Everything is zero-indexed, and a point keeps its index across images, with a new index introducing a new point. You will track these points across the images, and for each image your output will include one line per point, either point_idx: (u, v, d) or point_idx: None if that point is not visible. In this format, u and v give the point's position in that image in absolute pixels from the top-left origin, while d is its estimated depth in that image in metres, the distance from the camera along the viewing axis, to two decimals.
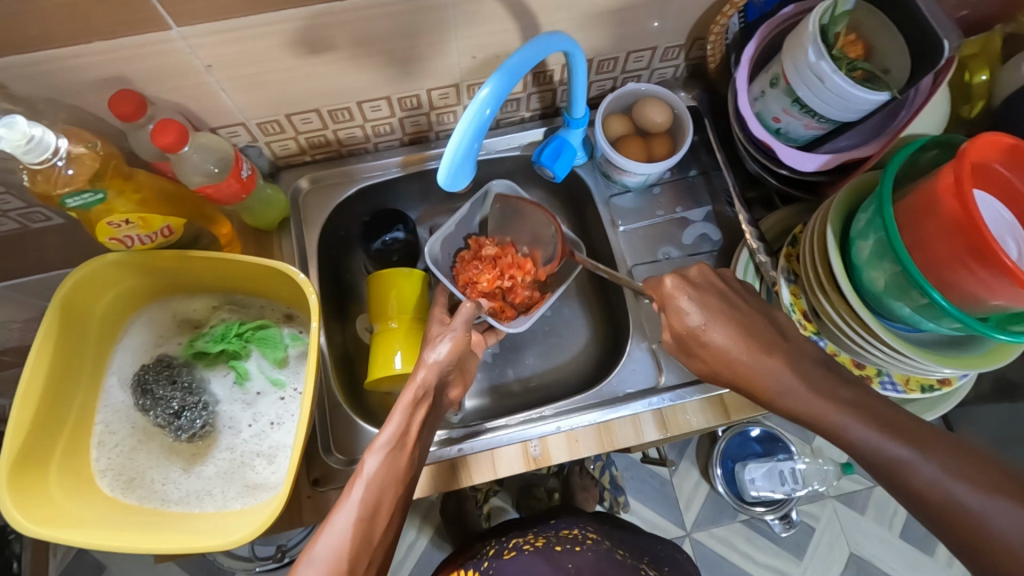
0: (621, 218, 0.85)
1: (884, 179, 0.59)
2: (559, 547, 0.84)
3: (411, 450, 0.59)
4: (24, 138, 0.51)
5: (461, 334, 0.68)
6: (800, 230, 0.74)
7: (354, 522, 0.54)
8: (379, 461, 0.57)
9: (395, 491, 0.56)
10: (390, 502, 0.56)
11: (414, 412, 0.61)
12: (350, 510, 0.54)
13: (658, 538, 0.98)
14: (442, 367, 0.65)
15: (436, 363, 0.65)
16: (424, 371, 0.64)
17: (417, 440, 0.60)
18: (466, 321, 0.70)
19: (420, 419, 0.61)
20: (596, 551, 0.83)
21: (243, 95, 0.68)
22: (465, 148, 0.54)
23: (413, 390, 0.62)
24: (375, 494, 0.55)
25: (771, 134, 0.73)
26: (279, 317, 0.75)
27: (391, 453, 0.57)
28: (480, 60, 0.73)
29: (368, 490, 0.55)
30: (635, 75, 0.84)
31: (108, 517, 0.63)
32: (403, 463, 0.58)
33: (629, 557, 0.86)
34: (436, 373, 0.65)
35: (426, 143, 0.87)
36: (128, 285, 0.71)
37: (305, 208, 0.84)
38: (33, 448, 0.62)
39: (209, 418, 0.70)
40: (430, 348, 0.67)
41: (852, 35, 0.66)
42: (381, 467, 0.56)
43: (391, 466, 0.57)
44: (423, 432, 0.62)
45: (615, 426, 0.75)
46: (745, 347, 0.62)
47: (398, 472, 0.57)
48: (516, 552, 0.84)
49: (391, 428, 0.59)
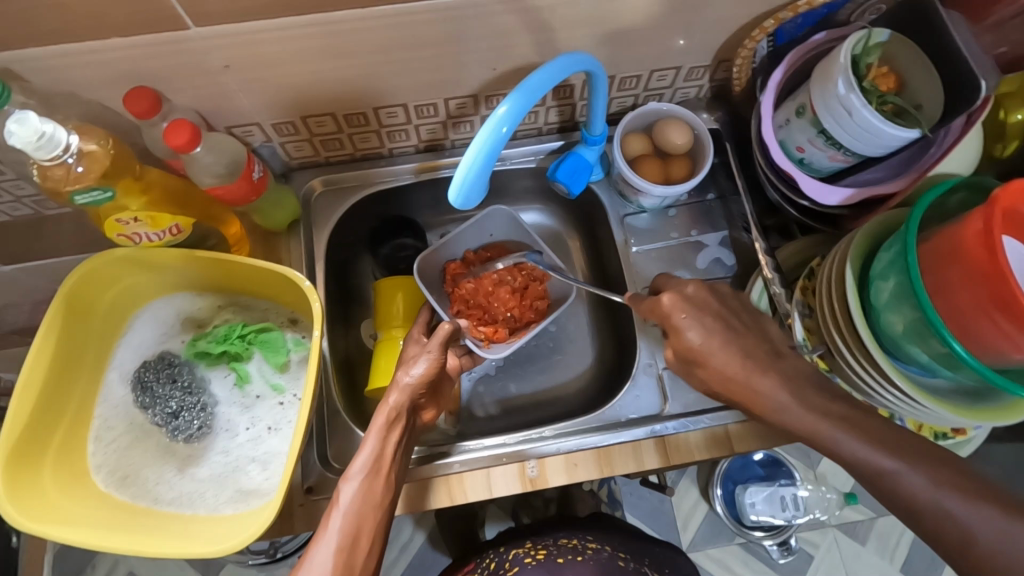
0: (634, 238, 0.84)
1: (909, 221, 0.57)
2: (561, 559, 0.83)
3: (386, 476, 0.60)
4: (36, 134, 0.51)
5: (438, 355, 0.67)
6: (818, 263, 0.72)
7: (334, 554, 0.55)
8: (355, 489, 0.58)
9: (373, 518, 0.58)
10: (370, 528, 0.57)
11: (388, 435, 0.61)
12: (330, 541, 0.55)
13: (658, 540, 0.95)
14: (415, 387, 0.65)
15: (408, 386, 0.64)
16: (397, 393, 0.64)
17: (392, 463, 0.61)
18: (444, 341, 0.68)
19: (395, 442, 0.61)
20: (598, 560, 0.83)
21: (260, 96, 0.67)
22: (477, 166, 0.53)
23: (386, 413, 0.62)
24: (355, 522, 0.57)
25: (794, 164, 0.71)
26: (283, 321, 0.74)
27: (366, 480, 0.58)
28: (501, 72, 0.72)
29: (347, 519, 0.57)
30: (657, 94, 0.82)
31: (100, 515, 0.63)
32: (379, 488, 0.59)
33: (630, 562, 0.85)
34: (408, 395, 0.64)
35: (441, 151, 0.86)
36: (134, 281, 0.70)
37: (316, 211, 0.83)
38: (28, 443, 0.62)
39: (206, 420, 0.70)
40: (404, 368, 0.66)
41: (885, 66, 0.64)
42: (357, 495, 0.58)
43: (366, 494, 0.58)
44: (399, 453, 0.62)
45: (615, 452, 0.73)
46: (744, 368, 0.60)
47: (375, 498, 0.58)
48: (519, 568, 0.82)
49: (365, 454, 0.59)
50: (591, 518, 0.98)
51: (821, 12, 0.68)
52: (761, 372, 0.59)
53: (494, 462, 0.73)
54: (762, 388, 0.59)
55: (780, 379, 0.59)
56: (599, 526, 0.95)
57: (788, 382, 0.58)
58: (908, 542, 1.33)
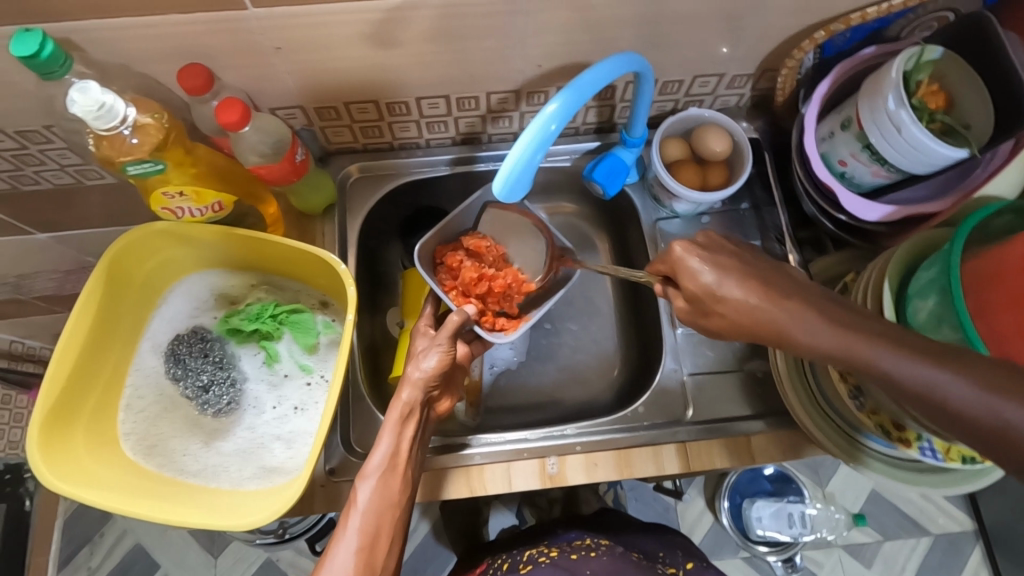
0: (665, 243, 0.84)
1: (954, 243, 0.56)
2: (574, 555, 0.83)
3: (402, 472, 0.60)
4: (96, 104, 0.52)
5: (448, 346, 0.67)
6: (852, 277, 0.72)
7: (355, 555, 0.54)
8: (372, 488, 0.58)
9: (392, 515, 0.58)
10: (389, 526, 0.57)
11: (403, 430, 0.61)
12: (350, 541, 0.55)
13: (669, 533, 0.96)
14: (428, 381, 0.65)
15: (420, 379, 0.64)
16: (409, 388, 0.64)
17: (408, 460, 0.61)
18: (453, 332, 0.68)
19: (409, 437, 0.62)
20: (613, 556, 0.83)
21: (308, 80, 0.68)
22: (525, 161, 0.53)
23: (400, 408, 0.62)
24: (374, 521, 0.57)
25: (835, 177, 0.71)
26: (314, 303, 0.75)
27: (383, 477, 0.58)
28: (546, 69, 0.72)
29: (365, 518, 0.56)
30: (697, 100, 0.82)
31: (127, 481, 0.64)
32: (397, 485, 0.59)
33: (645, 558, 0.85)
34: (421, 390, 0.64)
35: (477, 145, 0.86)
36: (171, 254, 0.71)
37: (351, 196, 0.84)
38: (64, 405, 0.64)
39: (235, 395, 0.71)
40: (414, 363, 0.66)
41: (935, 85, 0.63)
42: (375, 493, 0.58)
43: (384, 492, 0.58)
44: (414, 449, 0.63)
45: (635, 455, 0.73)
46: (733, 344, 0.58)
47: (392, 495, 0.58)
48: (532, 565, 0.81)
49: (382, 451, 0.59)
50: (595, 518, 0.97)
51: (872, 26, 0.68)
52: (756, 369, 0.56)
53: (515, 457, 0.73)
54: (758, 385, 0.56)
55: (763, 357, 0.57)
56: (605, 526, 0.94)
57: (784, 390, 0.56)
58: (915, 567, 1.31)
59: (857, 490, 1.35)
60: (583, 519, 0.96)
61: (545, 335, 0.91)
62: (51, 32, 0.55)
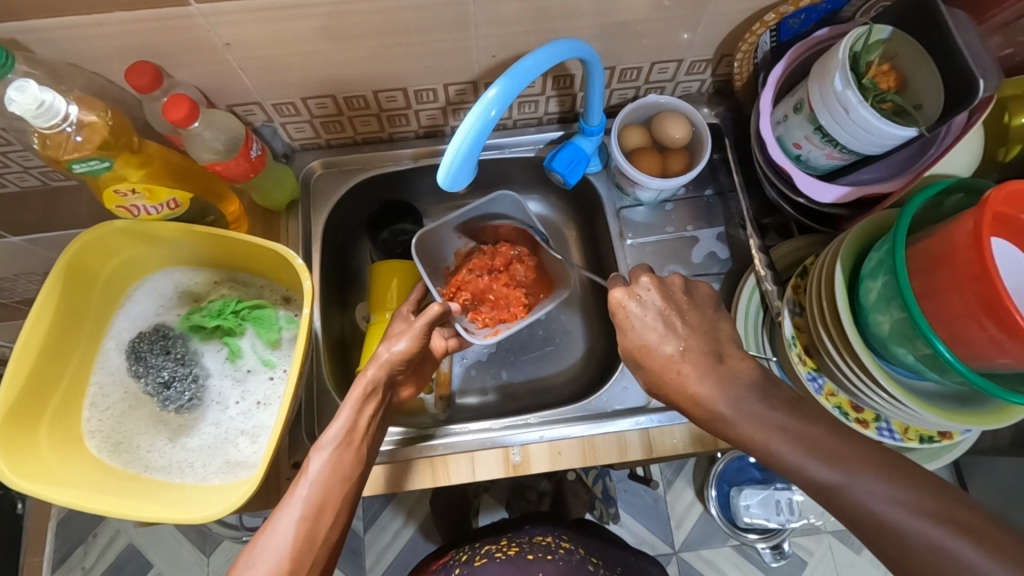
0: (629, 230, 0.84)
1: (900, 219, 0.57)
2: (530, 555, 0.86)
3: (357, 448, 0.61)
4: (35, 102, 0.52)
5: (422, 333, 0.67)
6: (811, 261, 0.72)
7: (297, 523, 0.55)
8: (325, 459, 0.59)
9: (341, 489, 0.58)
10: (336, 500, 0.58)
11: (362, 408, 0.62)
12: (294, 509, 0.56)
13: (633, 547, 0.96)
14: (395, 364, 0.66)
15: (387, 361, 0.65)
16: (376, 367, 0.64)
17: (364, 436, 0.62)
18: (429, 322, 0.68)
19: (368, 415, 0.63)
20: (567, 562, 0.85)
21: (262, 76, 0.68)
22: (466, 149, 0.53)
23: (363, 385, 0.63)
24: (321, 492, 0.57)
25: (791, 160, 0.71)
26: (277, 298, 0.75)
27: (337, 450, 0.59)
28: (500, 60, 0.72)
29: (313, 488, 0.57)
30: (658, 87, 0.82)
31: (90, 478, 0.65)
32: (349, 460, 0.59)
33: (600, 568, 0.87)
34: (387, 369, 0.65)
35: (441, 138, 0.86)
36: (132, 252, 0.72)
37: (315, 192, 0.84)
38: (25, 406, 0.64)
39: (197, 391, 0.71)
40: (386, 344, 0.67)
41: (886, 64, 0.63)
42: (327, 465, 0.58)
43: (336, 464, 0.58)
44: (373, 426, 0.64)
45: (599, 442, 0.73)
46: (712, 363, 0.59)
47: (343, 470, 0.59)
48: (486, 560, 0.85)
49: (339, 425, 0.60)
50: (571, 521, 0.99)
51: (825, 8, 0.68)
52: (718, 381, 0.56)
53: (479, 446, 0.74)
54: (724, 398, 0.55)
55: (744, 376, 0.57)
56: (575, 528, 0.96)
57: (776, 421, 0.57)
58: None
59: None
60: (558, 519, 0.98)
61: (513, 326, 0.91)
62: None
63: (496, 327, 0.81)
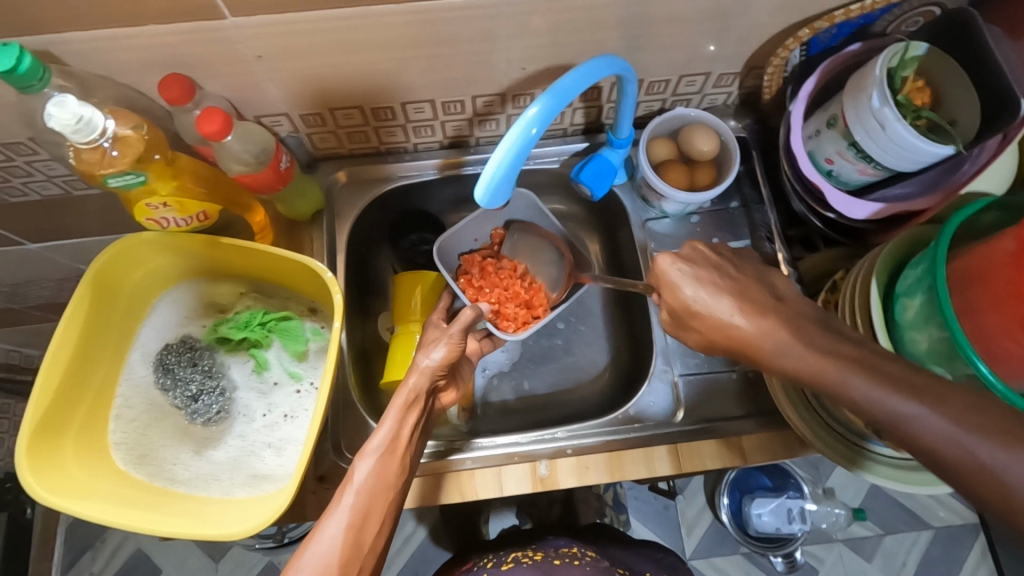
0: (655, 242, 0.83)
1: (940, 238, 0.56)
2: (557, 560, 0.85)
3: (401, 455, 0.60)
4: (74, 117, 0.52)
5: (459, 338, 0.68)
6: (840, 275, 0.72)
7: (345, 530, 0.55)
8: (370, 467, 0.58)
9: (386, 497, 0.58)
10: (381, 508, 0.57)
11: (405, 416, 0.62)
12: (342, 516, 0.55)
13: (659, 544, 0.96)
14: (434, 372, 0.66)
15: (428, 368, 0.65)
16: (416, 375, 0.65)
17: (407, 445, 0.61)
18: (465, 327, 0.69)
19: (412, 424, 0.62)
20: (595, 567, 0.84)
21: (292, 88, 0.68)
22: (506, 166, 0.53)
23: (405, 393, 0.63)
24: (366, 500, 0.57)
25: (822, 175, 0.70)
26: (303, 310, 0.75)
27: (381, 458, 0.59)
28: (530, 72, 0.72)
29: (359, 496, 0.57)
30: (684, 99, 0.81)
31: (117, 491, 0.65)
32: (394, 468, 0.59)
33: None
34: (428, 377, 0.65)
35: (465, 148, 0.86)
36: (159, 264, 0.72)
37: (338, 203, 0.84)
38: (53, 418, 0.64)
39: (225, 404, 0.70)
40: (424, 352, 0.67)
41: (921, 80, 0.62)
42: (372, 473, 0.58)
43: (381, 473, 0.58)
44: (414, 436, 0.63)
45: (626, 457, 0.73)
46: None
47: (388, 477, 0.58)
48: (514, 565, 0.85)
49: (383, 434, 0.60)
50: (592, 531, 0.98)
51: (858, 22, 0.67)
52: None
53: (506, 460, 0.74)
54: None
55: None
56: (599, 539, 0.95)
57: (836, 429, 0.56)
58: (916, 561, 1.32)
59: (857, 486, 1.36)
60: (575, 531, 0.98)
61: (535, 336, 0.91)
62: (30, 44, 0.55)
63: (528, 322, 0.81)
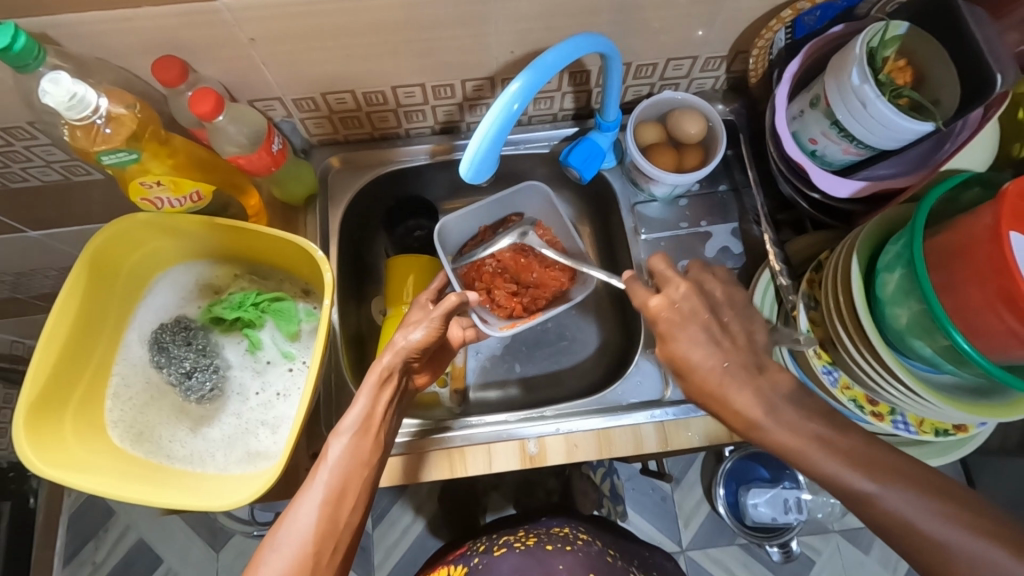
0: (644, 226, 0.84)
1: (919, 213, 0.57)
2: (549, 546, 0.85)
3: (375, 435, 0.61)
4: (68, 94, 0.54)
5: (438, 322, 0.67)
6: (825, 256, 0.73)
7: (319, 508, 0.56)
8: (343, 446, 0.59)
9: (360, 475, 0.59)
10: (356, 486, 0.59)
11: (378, 395, 0.63)
12: (316, 494, 0.57)
13: (647, 542, 0.97)
14: (410, 351, 0.66)
15: (403, 348, 0.65)
16: (391, 355, 0.65)
17: (381, 423, 0.62)
18: (448, 312, 0.68)
19: (385, 401, 0.63)
20: (587, 552, 0.84)
21: (284, 72, 0.69)
22: (490, 141, 0.54)
23: (378, 371, 0.63)
24: (341, 478, 0.58)
25: (807, 156, 0.71)
26: (296, 291, 0.76)
27: (354, 438, 0.60)
28: (518, 56, 0.73)
29: (333, 474, 0.58)
30: (673, 84, 0.83)
31: (114, 466, 0.66)
32: (367, 447, 0.60)
33: (618, 559, 0.86)
34: (402, 357, 0.65)
35: (457, 134, 0.87)
36: (153, 247, 0.73)
37: (332, 188, 0.85)
38: (50, 394, 0.65)
39: (219, 381, 0.71)
40: (402, 332, 0.67)
41: (902, 60, 0.64)
42: (346, 452, 0.59)
43: (353, 452, 0.59)
44: (389, 413, 0.64)
45: (614, 435, 0.74)
46: (723, 354, 0.59)
47: (362, 456, 0.60)
48: (506, 549, 0.85)
49: (356, 412, 0.61)
50: (588, 518, 0.99)
51: (841, 5, 0.69)
52: (741, 369, 0.58)
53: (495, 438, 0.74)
54: (744, 393, 0.58)
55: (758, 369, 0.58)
56: (591, 523, 0.97)
57: (811, 403, 0.58)
58: None
59: None
60: (574, 514, 1.00)
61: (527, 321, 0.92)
62: (27, 27, 0.57)
63: (510, 321, 0.83)
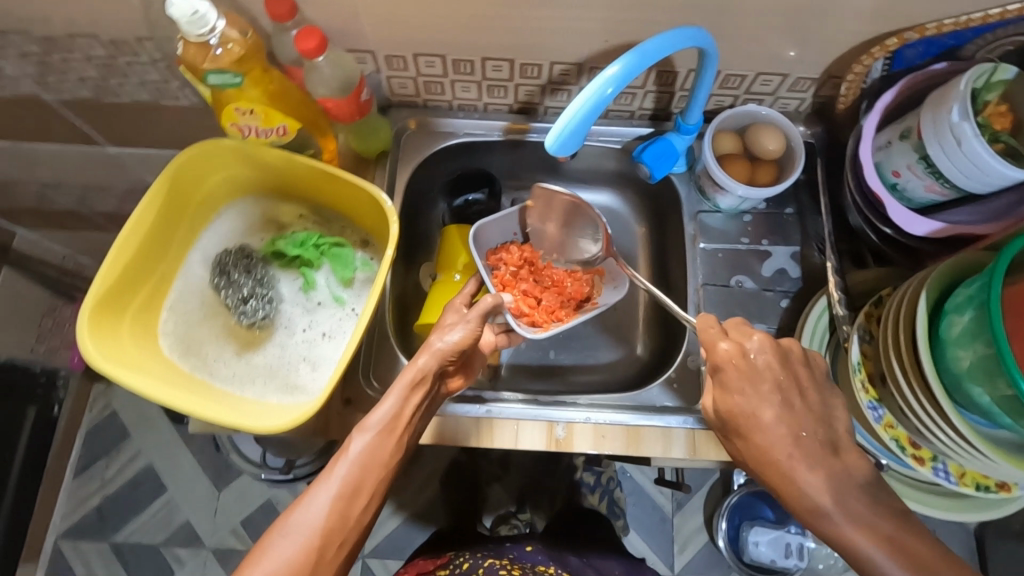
0: (704, 235, 0.84)
1: (1001, 258, 0.56)
2: None
3: (399, 435, 0.61)
4: (192, 10, 0.57)
5: (475, 326, 0.67)
6: (886, 292, 0.71)
7: (332, 499, 0.57)
8: (366, 442, 0.60)
9: (378, 473, 0.59)
10: (372, 484, 0.59)
11: (410, 395, 0.62)
12: (332, 486, 0.58)
13: None
14: (446, 353, 0.64)
15: (439, 351, 0.64)
16: (427, 356, 0.63)
17: (408, 424, 0.62)
18: (484, 313, 0.67)
19: (415, 403, 0.62)
20: None
21: (384, 26, 0.71)
22: (580, 118, 0.55)
23: (412, 373, 0.62)
24: (359, 473, 0.59)
25: (886, 188, 0.70)
26: (356, 241, 0.78)
27: (378, 435, 0.60)
28: (611, 46, 0.73)
29: (351, 469, 0.59)
30: (757, 99, 0.82)
31: (161, 374, 0.68)
32: (389, 446, 0.60)
33: None
34: (438, 360, 0.64)
35: (532, 116, 0.88)
36: (231, 175, 0.76)
37: (404, 148, 0.87)
38: (116, 293, 0.68)
39: (271, 312, 0.73)
40: (440, 333, 0.66)
41: (1003, 105, 0.62)
42: (367, 448, 0.60)
43: (375, 450, 0.60)
44: (418, 415, 0.64)
45: (644, 434, 0.74)
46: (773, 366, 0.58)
47: (383, 455, 0.60)
48: None
49: (384, 410, 0.61)
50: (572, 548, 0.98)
51: (947, 42, 0.68)
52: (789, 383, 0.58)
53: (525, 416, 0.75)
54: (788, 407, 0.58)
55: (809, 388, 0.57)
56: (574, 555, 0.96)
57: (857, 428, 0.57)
58: None
59: None
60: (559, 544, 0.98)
61: None
62: None
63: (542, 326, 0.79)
